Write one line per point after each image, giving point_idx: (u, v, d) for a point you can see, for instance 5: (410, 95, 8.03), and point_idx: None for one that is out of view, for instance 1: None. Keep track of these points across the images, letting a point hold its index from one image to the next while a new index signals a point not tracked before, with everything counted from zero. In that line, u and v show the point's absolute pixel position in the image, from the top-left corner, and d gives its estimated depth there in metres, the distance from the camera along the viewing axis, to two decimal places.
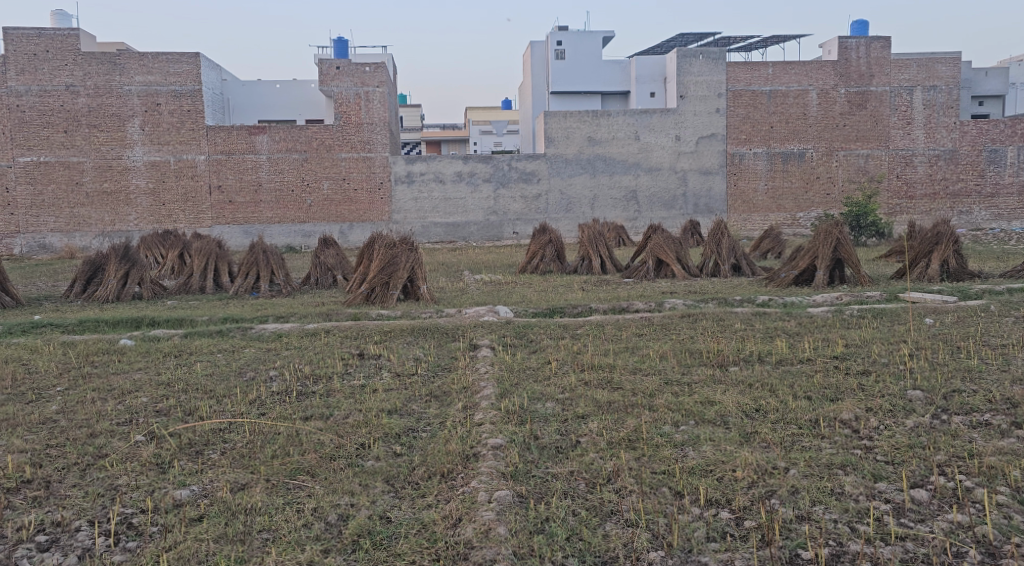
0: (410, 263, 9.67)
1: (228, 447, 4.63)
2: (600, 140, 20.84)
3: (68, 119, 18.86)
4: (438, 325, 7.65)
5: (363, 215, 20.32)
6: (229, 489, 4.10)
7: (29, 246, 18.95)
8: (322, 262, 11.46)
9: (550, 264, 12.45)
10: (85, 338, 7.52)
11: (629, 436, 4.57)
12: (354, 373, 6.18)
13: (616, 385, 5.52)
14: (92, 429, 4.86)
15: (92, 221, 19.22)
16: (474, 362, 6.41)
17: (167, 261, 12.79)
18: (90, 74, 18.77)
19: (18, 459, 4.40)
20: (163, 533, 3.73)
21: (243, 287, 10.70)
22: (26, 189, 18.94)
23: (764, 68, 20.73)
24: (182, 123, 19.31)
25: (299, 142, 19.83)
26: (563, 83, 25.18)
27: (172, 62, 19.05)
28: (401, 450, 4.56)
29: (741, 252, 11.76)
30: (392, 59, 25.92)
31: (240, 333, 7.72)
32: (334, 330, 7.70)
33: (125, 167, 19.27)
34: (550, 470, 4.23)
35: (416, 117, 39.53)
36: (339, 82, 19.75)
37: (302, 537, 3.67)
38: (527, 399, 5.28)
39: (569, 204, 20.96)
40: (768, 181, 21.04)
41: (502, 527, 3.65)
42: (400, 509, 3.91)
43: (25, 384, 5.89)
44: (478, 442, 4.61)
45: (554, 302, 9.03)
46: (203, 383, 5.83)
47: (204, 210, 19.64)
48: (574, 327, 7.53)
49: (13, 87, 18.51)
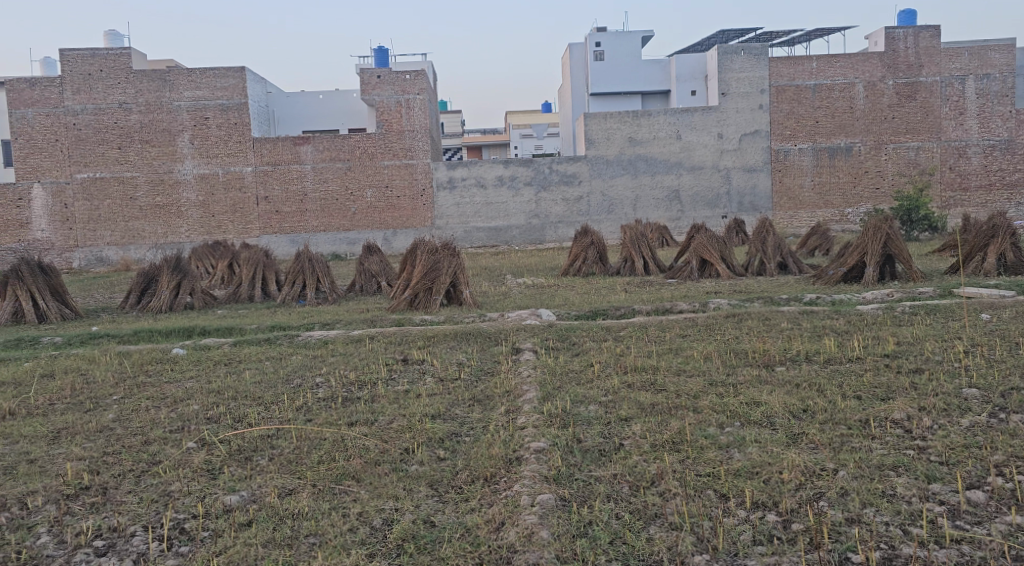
0: (452, 269, 9.69)
1: (275, 453, 4.70)
2: (641, 140, 20.68)
3: (122, 136, 19.43)
4: (481, 329, 7.66)
5: (407, 221, 20.51)
6: (277, 494, 4.16)
7: (87, 259, 19.57)
8: (366, 269, 11.59)
9: (592, 267, 12.38)
10: (140, 348, 7.72)
11: (674, 438, 4.52)
12: (398, 378, 6.23)
13: (660, 387, 5.48)
14: (146, 437, 4.98)
15: (146, 234, 19.76)
16: (517, 365, 6.42)
17: (218, 271, 13.02)
18: (142, 91, 19.34)
19: (77, 466, 4.53)
20: (214, 537, 3.80)
21: (290, 296, 10.88)
22: (83, 204, 19.53)
23: (808, 62, 20.37)
24: (229, 136, 19.74)
25: (342, 152, 20.10)
26: (603, 85, 25.08)
27: (219, 77, 19.51)
28: (444, 455, 4.57)
29: (788, 250, 11.55)
30: (432, 66, 26.15)
31: (287, 341, 7.84)
32: (377, 336, 7.76)
33: (176, 181, 19.75)
34: (593, 473, 4.21)
35: (456, 122, 39.75)
36: (380, 91, 20.02)
37: (348, 541, 3.71)
38: (569, 402, 5.26)
39: (611, 205, 20.80)
40: (815, 177, 20.63)
41: (545, 531, 3.64)
42: (444, 513, 3.93)
43: (83, 392, 6.07)
44: (522, 445, 4.61)
45: (596, 304, 8.98)
46: (252, 390, 5.94)
47: (252, 221, 20.02)
48: (617, 328, 7.48)
49: (70, 106, 19.15)
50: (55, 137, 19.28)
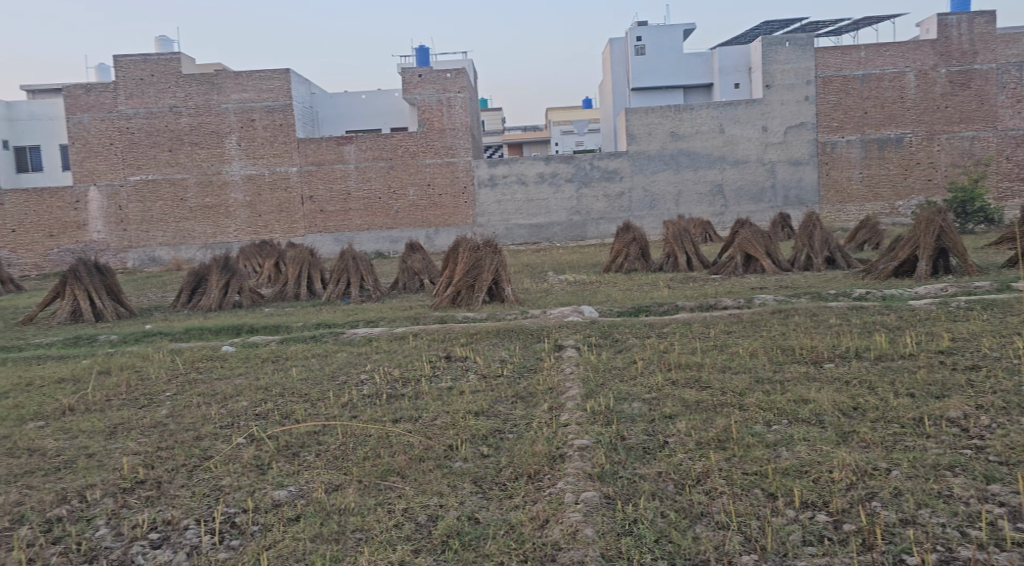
0: (495, 266, 9.72)
1: (322, 449, 4.77)
2: (683, 134, 20.42)
3: (172, 138, 19.89)
4: (523, 326, 7.66)
5: (449, 219, 20.60)
6: (324, 490, 4.21)
7: (141, 259, 20.09)
8: (409, 266, 11.67)
9: (635, 263, 12.28)
10: (191, 345, 7.90)
11: (720, 436, 4.45)
12: (441, 375, 6.27)
13: (705, 384, 5.41)
14: (197, 433, 5.09)
15: (196, 235, 20.20)
16: (559, 362, 6.40)
17: (264, 270, 13.23)
18: (191, 95, 19.76)
19: (133, 460, 4.65)
20: (263, 531, 3.87)
21: (335, 294, 11.01)
22: (136, 206, 20.03)
23: (856, 51, 19.94)
24: (275, 137, 20.07)
25: (385, 151, 20.28)
26: (644, 80, 24.86)
27: (265, 79, 19.84)
28: (488, 452, 4.59)
29: (836, 244, 11.32)
30: (472, 64, 26.25)
31: (332, 338, 7.95)
32: (421, 333, 7.82)
33: (224, 182, 20.14)
34: (637, 471, 4.18)
35: (497, 120, 39.75)
36: (422, 90, 20.17)
37: (394, 537, 3.75)
38: (613, 399, 5.23)
39: (653, 201, 20.60)
40: (864, 169, 20.19)
41: (590, 529, 3.64)
42: (488, 510, 3.94)
43: (138, 389, 6.23)
44: (565, 442, 4.60)
45: (639, 301, 8.91)
46: (299, 387, 6.03)
47: (297, 220, 20.32)
48: (660, 325, 7.40)
49: (124, 110, 19.67)
50: (109, 141, 19.80)
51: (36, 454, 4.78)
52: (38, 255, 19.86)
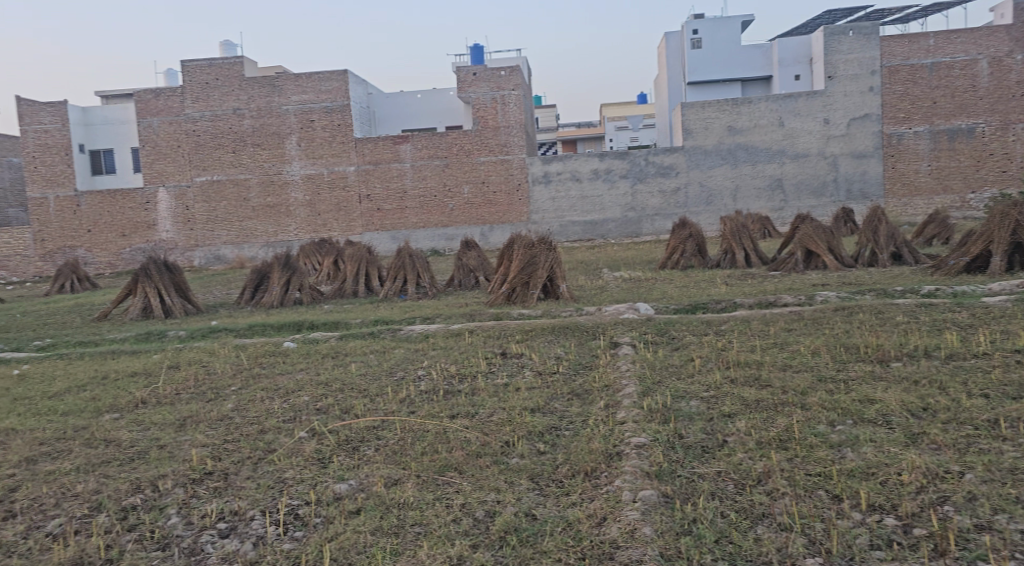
0: (549, 263, 9.72)
1: (381, 443, 4.85)
2: (741, 128, 20.04)
3: (236, 140, 20.42)
4: (578, 323, 7.65)
5: (503, 216, 20.66)
6: (383, 484, 4.29)
7: (207, 258, 20.67)
8: (464, 264, 11.75)
9: (691, 260, 12.11)
10: (255, 341, 8.11)
11: (781, 436, 4.38)
12: (498, 372, 6.31)
13: (764, 383, 5.32)
14: (261, 426, 5.23)
15: (258, 233, 20.69)
16: (615, 360, 6.36)
17: (324, 267, 13.47)
18: (254, 97, 20.25)
19: (201, 452, 4.80)
20: (326, 524, 3.95)
21: (392, 291, 11.17)
22: (202, 206, 20.60)
23: (924, 39, 19.40)
24: (334, 137, 20.42)
25: (440, 149, 20.44)
26: (701, 73, 24.54)
27: (324, 80, 20.19)
28: (545, 448, 4.60)
29: (902, 239, 11.01)
30: (527, 62, 26.28)
31: (390, 334, 8.07)
32: (476, 330, 7.88)
33: (284, 182, 20.57)
34: (696, 470, 4.14)
35: (551, 116, 39.66)
36: (476, 88, 20.30)
37: (452, 532, 3.79)
38: (670, 397, 5.19)
39: (710, 196, 20.26)
40: (932, 161, 19.61)
41: (648, 528, 3.62)
42: (545, 507, 3.96)
43: (205, 383, 6.42)
44: (622, 440, 4.59)
45: (697, 298, 8.80)
46: (358, 382, 6.14)
47: (355, 218, 20.64)
48: (718, 322, 7.30)
49: (190, 113, 20.27)
50: (177, 144, 20.43)
51: (111, 445, 4.97)
52: (112, 254, 20.65)
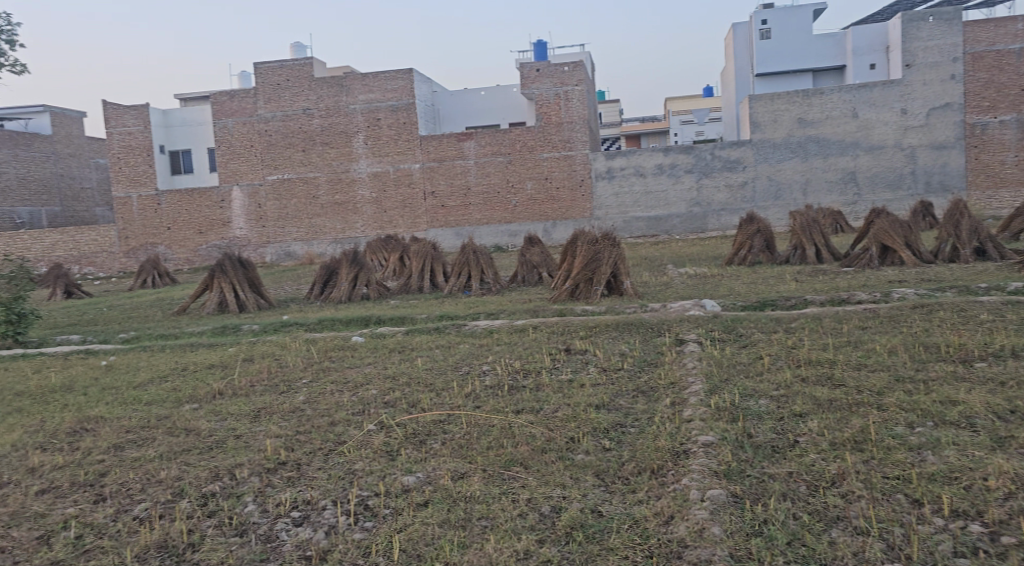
0: (613, 259, 9.67)
1: (448, 437, 4.91)
2: (812, 120, 19.51)
3: (306, 139, 20.91)
4: (643, 320, 7.59)
5: (566, 212, 20.60)
6: (450, 477, 4.34)
7: (278, 254, 21.23)
8: (528, 260, 11.77)
9: (759, 256, 11.88)
10: (325, 335, 8.30)
11: (855, 437, 4.27)
12: (562, 367, 6.31)
13: (838, 382, 5.19)
14: (332, 419, 5.36)
15: (326, 230, 21.12)
16: (681, 357, 6.29)
17: (390, 263, 13.70)
18: (322, 97, 20.70)
19: (275, 442, 4.94)
20: (394, 515, 4.02)
21: (456, 287, 11.28)
22: (274, 203, 21.15)
23: (1011, 24, 18.70)
24: (399, 135, 20.72)
25: (503, 146, 20.51)
26: (770, 65, 23.97)
27: (390, 79, 20.51)
28: (610, 445, 4.59)
29: (986, 234, 10.57)
30: (590, 57, 26.17)
31: (455, 330, 8.16)
32: (540, 325, 7.90)
33: (352, 179, 20.94)
34: (766, 470, 4.07)
35: (614, 112, 39.34)
36: (539, 84, 20.34)
37: (518, 526, 3.82)
38: (738, 395, 5.11)
39: (779, 191, 19.77)
40: (1018, 152, 18.83)
41: (717, 528, 3.58)
42: (612, 504, 3.95)
43: (278, 376, 6.61)
44: (689, 438, 4.54)
45: (765, 294, 8.63)
46: (424, 377, 6.23)
47: (420, 215, 20.90)
48: (788, 320, 7.15)
49: (263, 114, 20.86)
50: (250, 144, 21.06)
51: (192, 434, 5.17)
52: (189, 251, 21.38)
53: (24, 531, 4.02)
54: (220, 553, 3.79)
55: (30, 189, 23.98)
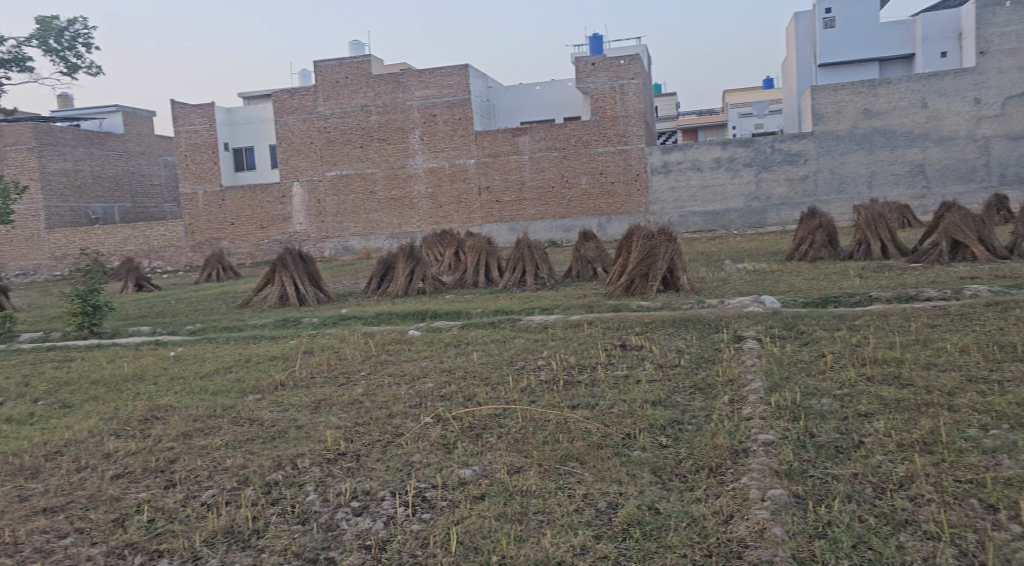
0: (669, 254, 9.55)
1: (503, 432, 4.92)
2: (878, 111, 18.95)
3: (364, 136, 21.19)
4: (700, 315, 7.47)
5: (621, 207, 20.44)
6: (507, 471, 4.36)
7: (336, 249, 21.61)
8: (583, 254, 11.72)
9: (821, 251, 11.61)
10: (382, 329, 8.42)
11: (925, 438, 4.14)
12: (617, 363, 6.27)
13: (905, 381, 5.04)
14: (389, 411, 5.43)
15: (383, 225, 21.39)
16: (739, 354, 6.18)
17: (445, 258, 13.80)
18: (380, 94, 20.95)
19: (335, 433, 5.03)
20: (452, 507, 4.06)
21: (511, 281, 11.31)
22: (332, 199, 21.51)
23: None
24: (455, 130, 20.83)
25: (558, 140, 20.45)
26: (835, 54, 23.32)
27: (446, 75, 20.61)
28: (667, 442, 4.54)
29: None
30: (647, 50, 25.87)
31: (510, 324, 8.18)
32: (595, 321, 7.86)
33: (409, 174, 21.15)
34: (830, 471, 3.98)
35: (671, 105, 38.84)
36: (595, 78, 20.22)
37: (575, 521, 3.81)
38: (800, 394, 4.99)
39: (842, 184, 19.26)
40: None
41: (778, 528, 3.52)
42: (669, 501, 3.91)
43: (338, 367, 6.74)
44: (748, 437, 4.46)
45: (828, 291, 8.43)
46: (480, 370, 6.27)
47: (475, 210, 21.01)
48: (852, 316, 6.97)
49: (322, 111, 21.22)
50: (310, 141, 21.44)
51: (255, 424, 5.29)
52: (252, 245, 21.92)
53: (100, 513, 4.18)
54: (284, 540, 3.88)
55: (104, 185, 24.88)
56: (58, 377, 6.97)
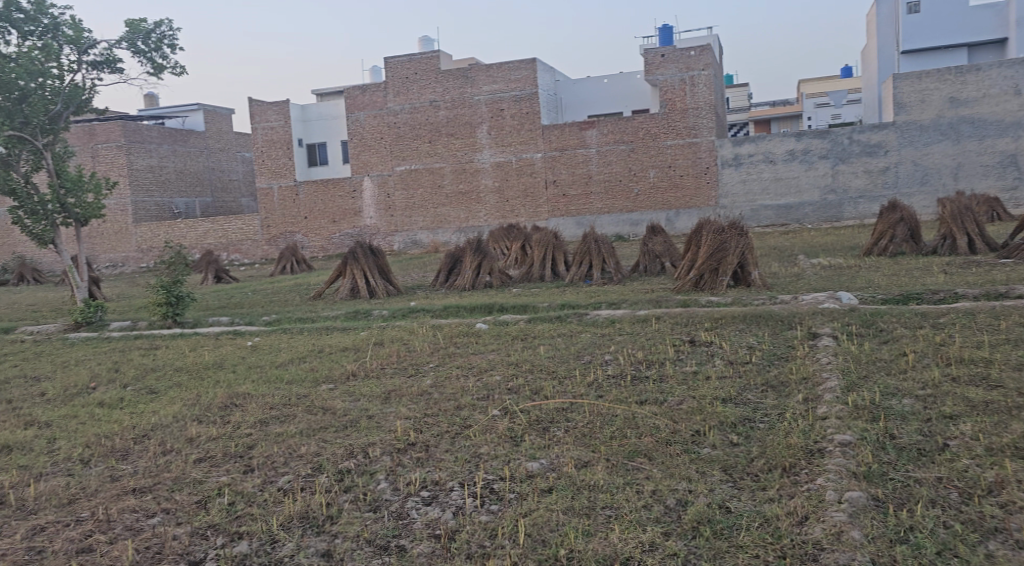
0: (740, 249, 9.37)
1: (570, 426, 4.91)
2: (966, 100, 18.15)
3: (432, 130, 21.41)
4: (772, 312, 7.29)
5: (691, 200, 20.11)
6: (574, 465, 4.34)
7: (405, 242, 21.88)
8: (651, 249, 11.58)
9: (902, 245, 11.16)
10: (450, 322, 8.49)
11: (1016, 443, 3.95)
12: (686, 359, 6.16)
13: (995, 382, 4.81)
14: (457, 403, 5.47)
15: (451, 219, 21.56)
16: (814, 352, 6.01)
17: (512, 252, 13.83)
18: (448, 89, 21.16)
19: (405, 424, 5.10)
20: (519, 500, 4.06)
21: (578, 275, 11.27)
22: (402, 193, 21.79)
23: None
24: (522, 125, 20.85)
25: (625, 134, 20.27)
26: (919, 40, 22.45)
27: (513, 69, 20.68)
28: (738, 441, 4.45)
29: None
30: (718, 40, 25.40)
31: (577, 318, 8.16)
32: (663, 316, 7.76)
33: (476, 169, 21.28)
34: (912, 474, 3.83)
35: (743, 96, 38.00)
36: (664, 70, 19.99)
37: (643, 518, 3.77)
38: (879, 393, 4.82)
39: (925, 176, 18.50)
40: None
41: (857, 532, 3.42)
42: (740, 501, 3.83)
43: (407, 359, 6.83)
44: (824, 437, 4.33)
45: (909, 287, 8.13)
46: (547, 364, 6.26)
47: (541, 204, 20.98)
48: (936, 315, 6.70)
49: (392, 107, 21.58)
50: (380, 136, 21.83)
51: (328, 413, 5.41)
52: (324, 239, 22.40)
53: (185, 494, 4.34)
54: (357, 527, 3.95)
55: (186, 181, 25.79)
56: (144, 364, 7.28)
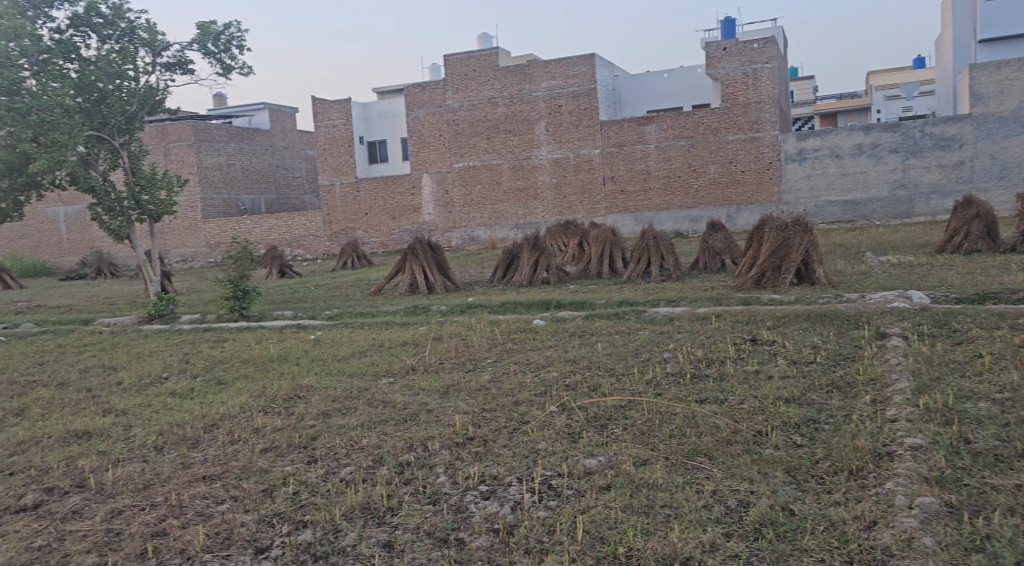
0: (804, 246, 9.14)
1: (629, 423, 4.86)
2: None
3: (490, 127, 21.47)
4: (838, 311, 7.08)
5: (752, 196, 19.72)
6: (632, 463, 4.29)
7: (463, 238, 22.01)
8: (711, 246, 11.38)
9: (978, 242, 10.72)
10: (508, 317, 8.50)
11: None
12: (747, 358, 6.04)
13: None
14: (515, 398, 5.47)
15: (508, 215, 21.59)
16: (882, 352, 5.82)
17: (569, 248, 13.77)
18: (506, 85, 21.20)
19: (463, 419, 5.11)
20: (577, 496, 4.04)
21: (636, 272, 11.15)
22: (460, 190, 21.92)
23: None
24: (580, 121, 20.76)
25: (685, 129, 19.98)
26: (998, 29, 21.56)
27: (571, 65, 20.64)
28: (802, 442, 4.34)
29: None
30: (783, 32, 24.81)
31: (635, 315, 8.08)
32: (724, 314, 7.62)
33: (533, 165, 21.27)
34: (988, 481, 3.68)
35: (809, 89, 37.02)
36: (726, 64, 19.64)
37: (704, 518, 3.71)
38: (952, 396, 4.64)
39: (1003, 170, 17.75)
40: None
41: (929, 538, 3.30)
42: (805, 503, 3.73)
43: (465, 354, 6.86)
44: (893, 440, 4.20)
45: (985, 286, 7.80)
46: (605, 361, 6.21)
47: (599, 200, 20.84)
48: (1015, 315, 6.40)
49: (451, 104, 21.74)
50: (439, 132, 22.01)
51: (387, 406, 5.48)
52: (384, 234, 22.69)
53: (251, 483, 4.45)
54: (416, 519, 3.99)
55: (251, 178, 26.43)
56: (213, 356, 7.49)
